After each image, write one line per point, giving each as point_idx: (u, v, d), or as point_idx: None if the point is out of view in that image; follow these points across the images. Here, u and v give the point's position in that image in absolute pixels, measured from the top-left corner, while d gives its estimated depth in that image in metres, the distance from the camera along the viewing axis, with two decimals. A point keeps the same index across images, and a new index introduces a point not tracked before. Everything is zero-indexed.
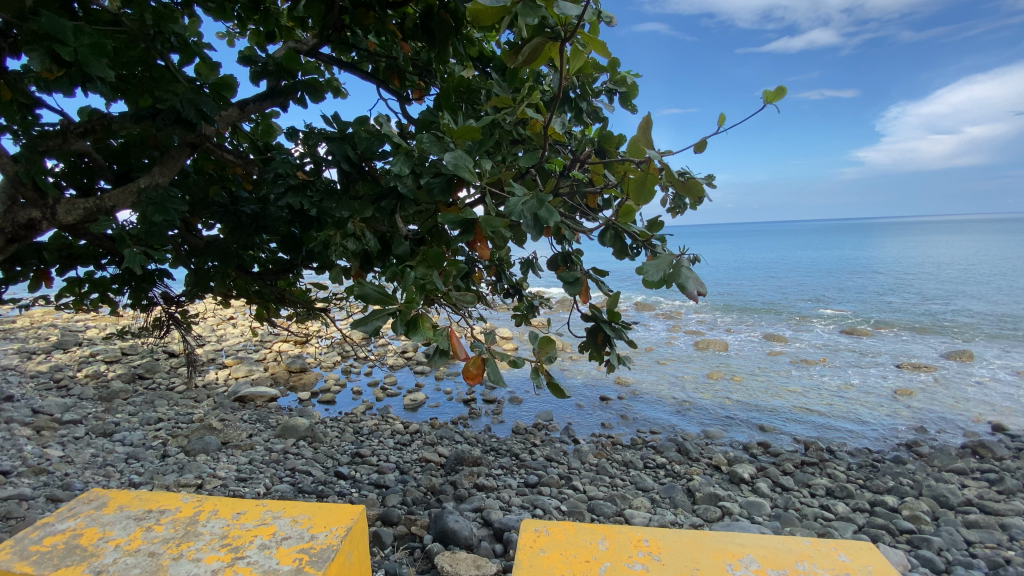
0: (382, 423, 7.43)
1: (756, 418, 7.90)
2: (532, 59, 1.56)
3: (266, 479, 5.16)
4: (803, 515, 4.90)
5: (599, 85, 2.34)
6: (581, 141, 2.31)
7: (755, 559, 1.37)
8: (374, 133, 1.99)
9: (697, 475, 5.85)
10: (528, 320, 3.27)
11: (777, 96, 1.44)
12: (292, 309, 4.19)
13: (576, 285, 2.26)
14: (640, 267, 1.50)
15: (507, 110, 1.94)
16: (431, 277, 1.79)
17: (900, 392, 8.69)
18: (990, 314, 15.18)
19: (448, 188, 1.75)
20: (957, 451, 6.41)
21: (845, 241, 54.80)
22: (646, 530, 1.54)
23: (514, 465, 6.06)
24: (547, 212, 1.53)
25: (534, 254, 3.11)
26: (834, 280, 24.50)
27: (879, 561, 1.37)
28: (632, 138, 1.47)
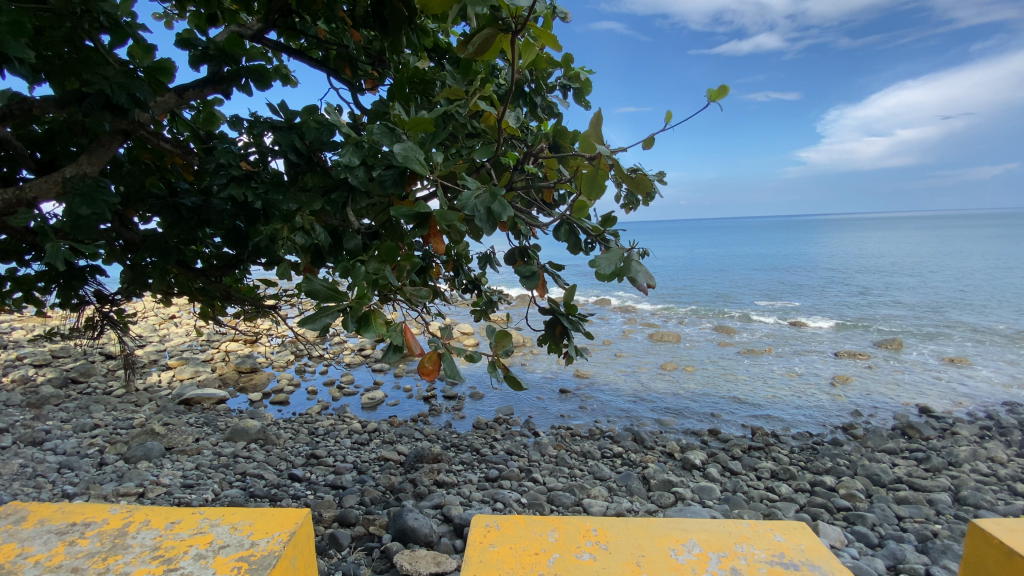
0: (339, 423, 7.25)
1: (707, 406, 8.22)
2: (483, 49, 1.53)
3: (215, 485, 4.94)
4: (750, 497, 5.14)
5: (554, 80, 2.34)
6: (537, 136, 2.30)
7: (698, 543, 1.42)
8: (324, 123, 1.90)
9: (652, 463, 6.04)
10: (487, 315, 3.26)
11: (720, 95, 1.48)
12: (239, 306, 4.01)
13: (531, 279, 2.25)
14: (592, 260, 1.51)
15: (460, 103, 1.92)
16: (383, 272, 1.73)
17: (838, 379, 9.26)
18: (915, 305, 16.42)
19: (401, 180, 1.70)
20: (888, 433, 6.89)
21: (788, 237, 57.79)
22: (595, 520, 1.57)
23: (474, 460, 6.05)
24: (501, 206, 1.51)
25: (491, 248, 3.09)
26: (779, 274, 25.82)
27: (812, 539, 1.44)
28: (583, 133, 1.47)
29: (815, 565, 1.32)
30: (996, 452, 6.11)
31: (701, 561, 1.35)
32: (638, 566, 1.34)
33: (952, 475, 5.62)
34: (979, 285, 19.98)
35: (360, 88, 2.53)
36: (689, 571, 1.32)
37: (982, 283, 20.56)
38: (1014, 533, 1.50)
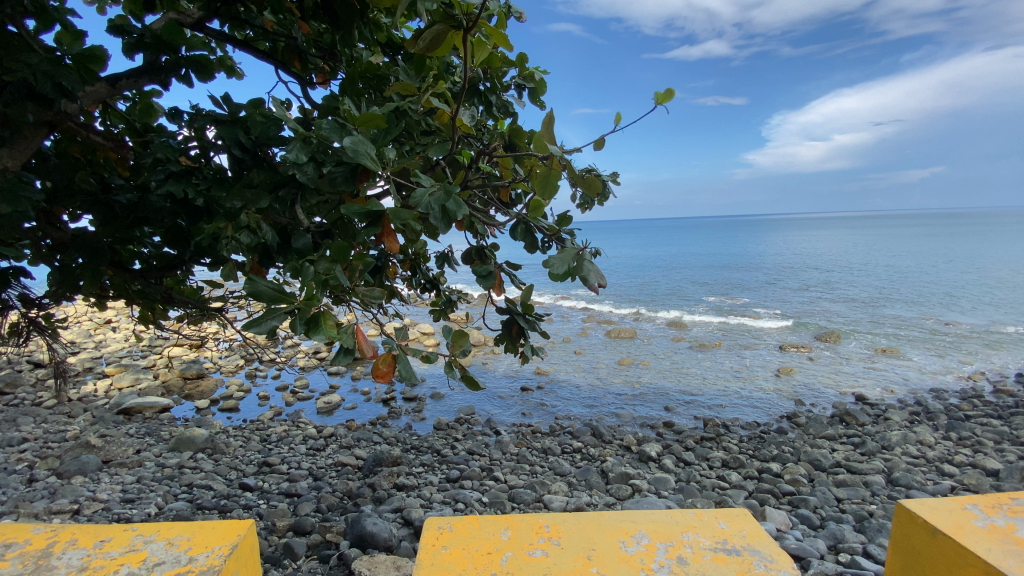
0: (293, 429, 7.01)
1: (662, 399, 8.47)
2: (434, 45, 1.51)
3: (159, 498, 4.66)
4: (703, 486, 5.33)
5: (508, 80, 2.34)
6: (492, 135, 2.29)
7: (647, 534, 1.46)
8: (271, 117, 1.81)
9: (611, 456, 6.16)
10: (446, 315, 3.22)
11: (666, 98, 1.52)
12: (182, 309, 3.80)
13: (489, 279, 2.25)
14: (545, 260, 1.52)
15: (413, 99, 1.88)
16: (334, 272, 1.67)
17: (783, 370, 9.75)
18: (851, 300, 17.50)
19: (352, 177, 1.65)
20: (827, 420, 7.32)
21: (737, 236, 60.34)
22: (548, 516, 1.58)
23: (435, 462, 5.98)
24: (454, 205, 1.49)
25: (449, 248, 3.05)
26: (728, 272, 26.93)
27: (752, 525, 1.50)
28: (536, 133, 1.47)
29: (755, 549, 1.39)
30: (922, 435, 6.59)
31: (649, 551, 1.38)
32: (589, 560, 1.36)
33: (884, 458, 6.01)
34: (907, 281, 21.50)
35: (311, 82, 2.45)
36: (638, 562, 1.35)
37: (909, 278, 22.17)
38: (934, 510, 1.61)
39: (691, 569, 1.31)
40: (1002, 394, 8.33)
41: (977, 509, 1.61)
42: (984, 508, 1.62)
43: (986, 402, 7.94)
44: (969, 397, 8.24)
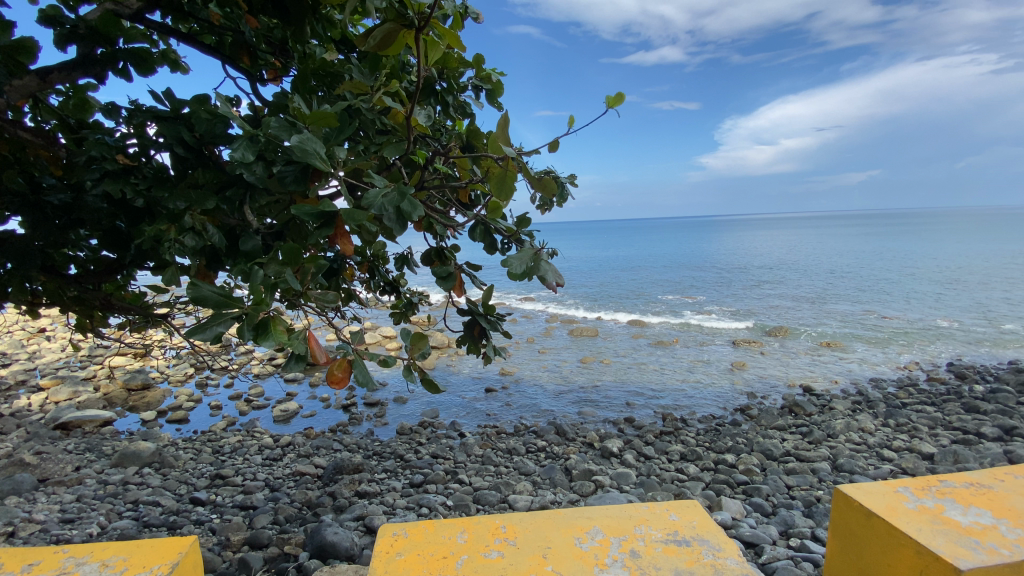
0: (247, 439, 6.74)
1: (623, 395, 8.65)
2: (386, 44, 1.48)
3: (101, 517, 4.38)
4: (663, 479, 5.47)
5: (465, 81, 2.32)
6: (450, 135, 2.27)
7: (601, 530, 1.48)
8: (217, 113, 1.73)
9: (574, 454, 6.24)
10: (407, 318, 3.14)
11: (617, 102, 1.55)
12: (124, 316, 3.58)
13: (449, 280, 2.23)
14: (503, 260, 1.52)
15: (365, 98, 1.84)
16: (285, 275, 1.61)
17: (736, 365, 10.13)
18: (798, 296, 18.40)
19: (303, 177, 1.60)
20: (778, 411, 7.66)
21: (693, 237, 62.34)
22: (504, 517, 1.58)
23: (398, 467, 5.88)
24: (410, 205, 1.46)
25: (409, 249, 3.01)
26: (684, 271, 27.78)
27: (702, 516, 1.55)
28: (491, 134, 1.47)
29: (704, 539, 1.43)
30: (863, 422, 6.98)
31: (603, 546, 1.40)
32: (544, 558, 1.37)
33: (830, 445, 6.34)
34: (848, 278, 22.80)
35: (261, 79, 2.36)
36: (593, 558, 1.36)
37: (850, 275, 23.50)
38: (870, 494, 1.71)
39: (644, 562, 1.34)
40: (933, 382, 8.94)
41: (908, 492, 1.72)
42: (914, 490, 1.73)
43: (920, 390, 8.51)
44: (905, 385, 8.82)
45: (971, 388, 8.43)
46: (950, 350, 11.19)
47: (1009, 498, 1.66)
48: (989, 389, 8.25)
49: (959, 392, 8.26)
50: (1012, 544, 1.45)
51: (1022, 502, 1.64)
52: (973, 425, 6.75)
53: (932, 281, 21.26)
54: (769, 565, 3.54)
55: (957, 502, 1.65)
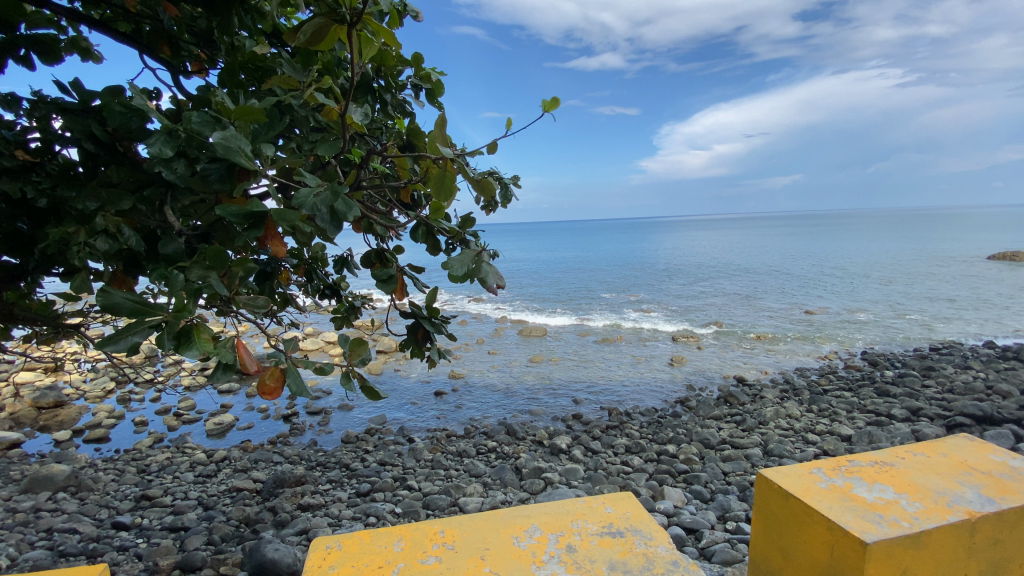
0: (177, 456, 6.29)
1: (570, 392, 8.81)
2: (316, 39, 1.43)
3: (9, 549, 3.95)
4: (609, 472, 5.62)
5: (404, 79, 2.28)
6: (389, 135, 2.22)
7: (539, 527, 1.50)
8: (132, 107, 1.59)
9: (524, 452, 6.28)
10: (349, 322, 3.01)
11: (553, 106, 1.58)
12: (29, 328, 3.24)
13: (390, 282, 2.17)
14: (444, 262, 1.50)
15: (296, 94, 1.76)
16: (210, 279, 1.51)
17: (676, 359, 10.58)
18: (731, 293, 19.49)
19: (229, 175, 1.50)
20: (714, 402, 8.07)
21: (635, 237, 64.53)
22: (443, 521, 1.57)
23: (344, 477, 5.69)
24: (344, 205, 1.41)
25: (349, 251, 2.91)
26: (627, 270, 28.70)
27: (635, 506, 1.60)
28: (430, 134, 1.45)
29: (637, 529, 1.48)
30: (791, 409, 7.48)
31: (541, 543, 1.42)
32: (482, 559, 1.37)
33: (761, 432, 6.73)
34: (776, 275, 24.37)
35: (184, 71, 2.19)
36: (530, 555, 1.38)
37: (777, 273, 25.12)
38: (789, 477, 1.84)
39: (579, 556, 1.37)
40: (850, 369, 9.73)
41: (821, 473, 1.87)
42: (827, 471, 1.88)
43: (839, 377, 9.22)
44: (826, 373, 9.54)
45: (882, 373, 9.23)
46: (864, 340, 12.21)
47: (909, 474, 1.83)
48: (897, 374, 9.07)
49: (872, 378, 9.02)
50: (909, 516, 1.59)
51: (919, 477, 1.81)
52: (885, 407, 7.38)
53: (848, 276, 23.14)
54: (708, 549, 3.72)
55: (864, 480, 1.80)
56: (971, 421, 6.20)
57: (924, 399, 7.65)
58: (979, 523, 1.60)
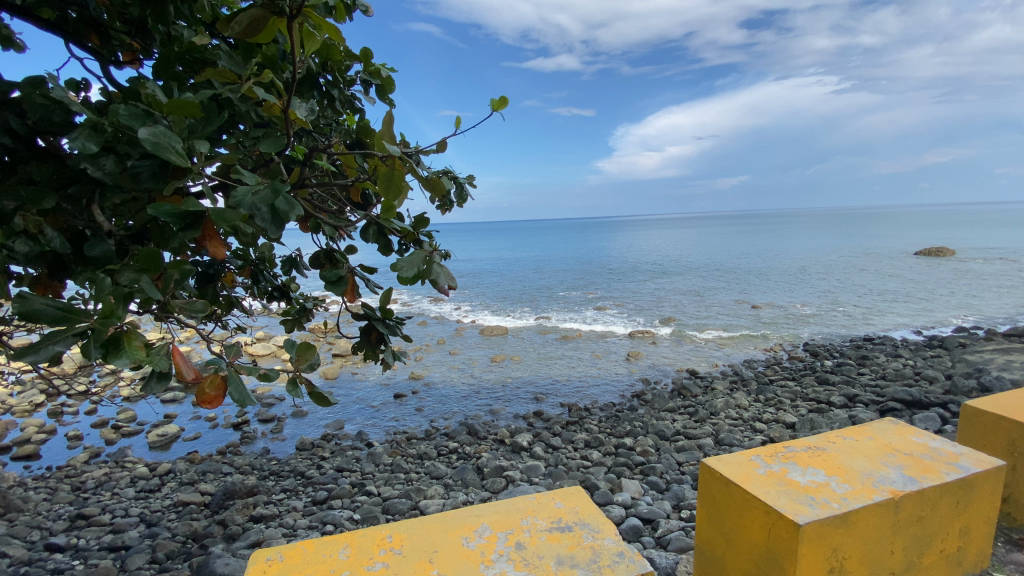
0: (117, 471, 5.90)
1: (531, 390, 8.87)
2: (253, 30, 1.36)
3: None
4: (569, 467, 5.70)
5: (352, 74, 2.22)
6: (338, 132, 2.16)
7: (488, 526, 1.50)
8: (55, 99, 1.47)
9: (485, 452, 6.27)
10: (300, 325, 2.89)
11: (501, 105, 1.58)
12: None
13: (339, 284, 2.11)
14: (393, 263, 1.46)
15: (233, 87, 1.67)
16: (143, 282, 1.40)
17: (633, 355, 10.85)
18: (684, 290, 20.17)
19: (162, 173, 1.41)
20: (669, 395, 8.33)
21: (592, 237, 65.69)
22: (391, 526, 1.54)
23: (299, 485, 5.51)
24: (285, 203, 1.34)
25: (298, 252, 2.80)
26: (585, 269, 29.19)
27: (584, 500, 1.63)
28: (376, 131, 1.41)
29: (585, 522, 1.50)
30: (739, 399, 7.80)
31: (489, 542, 1.42)
32: (430, 563, 1.35)
33: (713, 422, 6.99)
34: (726, 272, 25.39)
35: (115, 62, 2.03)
36: (478, 555, 1.37)
37: (727, 270, 26.17)
38: (729, 465, 1.92)
39: (528, 553, 1.37)
40: (793, 360, 10.26)
41: (759, 460, 1.95)
42: (765, 457, 1.97)
43: (783, 367, 9.71)
44: (772, 364, 10.01)
45: (822, 363, 9.78)
46: (806, 332, 12.92)
47: (838, 457, 1.94)
48: (835, 364, 9.63)
49: (813, 367, 9.55)
50: (839, 497, 1.69)
51: (848, 460, 1.93)
52: (825, 395, 7.81)
53: (791, 272, 24.40)
54: (664, 538, 3.83)
55: (799, 465, 1.89)
56: (901, 406, 6.64)
57: (860, 386, 8.18)
58: (901, 501, 1.71)
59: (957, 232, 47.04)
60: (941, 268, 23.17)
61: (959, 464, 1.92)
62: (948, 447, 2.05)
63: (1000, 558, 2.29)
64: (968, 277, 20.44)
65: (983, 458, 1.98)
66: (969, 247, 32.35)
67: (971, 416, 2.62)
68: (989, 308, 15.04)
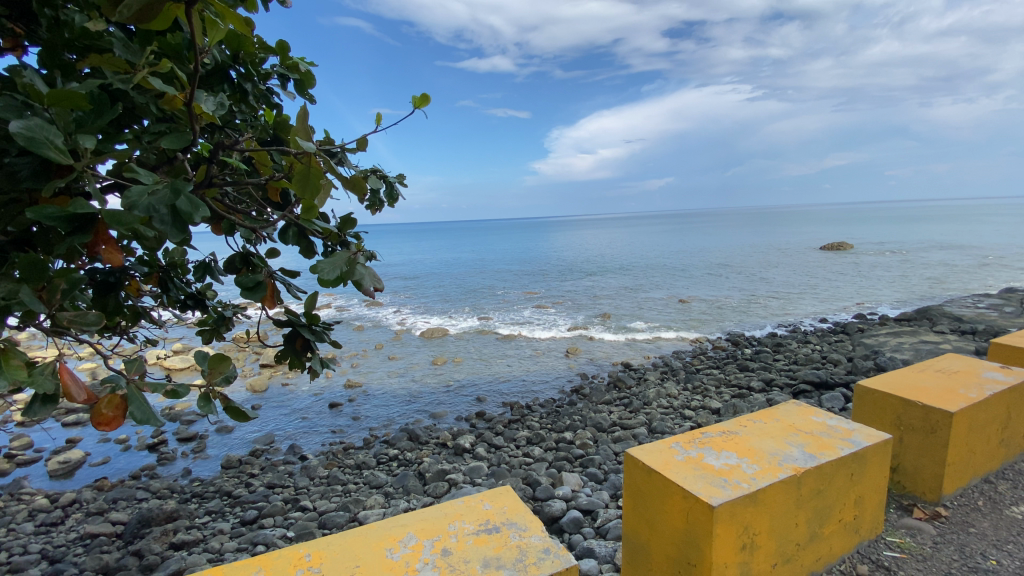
0: (9, 505, 5.24)
1: (472, 391, 8.84)
2: (146, 14, 1.22)
3: None
4: (512, 465, 5.72)
5: (268, 68, 2.08)
6: (254, 128, 2.01)
7: (414, 535, 1.46)
8: None
9: (426, 456, 6.17)
10: (219, 335, 2.68)
11: (422, 103, 1.55)
12: None
13: (257, 290, 1.95)
14: (313, 266, 1.37)
15: (125, 76, 1.49)
16: (21, 295, 1.23)
17: (571, 351, 11.11)
18: (618, 287, 20.93)
19: (43, 173, 1.25)
20: (606, 388, 8.60)
21: (531, 237, 66.56)
22: (309, 544, 1.48)
23: (226, 506, 5.15)
24: (188, 203, 1.19)
25: (213, 257, 2.60)
26: (524, 269, 29.53)
27: (512, 500, 1.64)
28: (290, 126, 1.33)
29: (512, 522, 1.51)
30: (670, 389, 8.20)
31: (415, 551, 1.39)
32: None
33: (646, 411, 7.29)
34: (657, 269, 26.64)
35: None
36: (401, 566, 1.34)
37: (658, 267, 27.43)
38: (651, 453, 2.00)
39: (454, 558, 1.36)
40: (718, 349, 10.93)
41: (679, 446, 2.05)
42: (683, 444, 2.07)
43: (709, 357, 10.32)
44: (698, 354, 10.61)
45: (743, 351, 10.49)
46: (728, 322, 13.80)
47: (749, 440, 2.08)
48: (754, 351, 10.36)
49: (735, 356, 10.23)
50: (749, 477, 1.81)
51: (757, 441, 2.08)
52: (745, 381, 8.38)
53: (714, 268, 25.99)
54: (603, 528, 3.95)
55: (714, 449, 2.01)
56: (811, 388, 7.26)
57: (776, 370, 8.85)
58: (802, 476, 1.86)
59: (855, 229, 52.10)
60: (842, 262, 25.58)
61: (852, 439, 2.12)
62: (843, 424, 2.25)
63: (891, 522, 2.56)
64: (864, 269, 22.73)
65: (872, 432, 2.19)
66: (865, 242, 35.88)
67: (863, 395, 2.91)
68: (881, 295, 16.80)
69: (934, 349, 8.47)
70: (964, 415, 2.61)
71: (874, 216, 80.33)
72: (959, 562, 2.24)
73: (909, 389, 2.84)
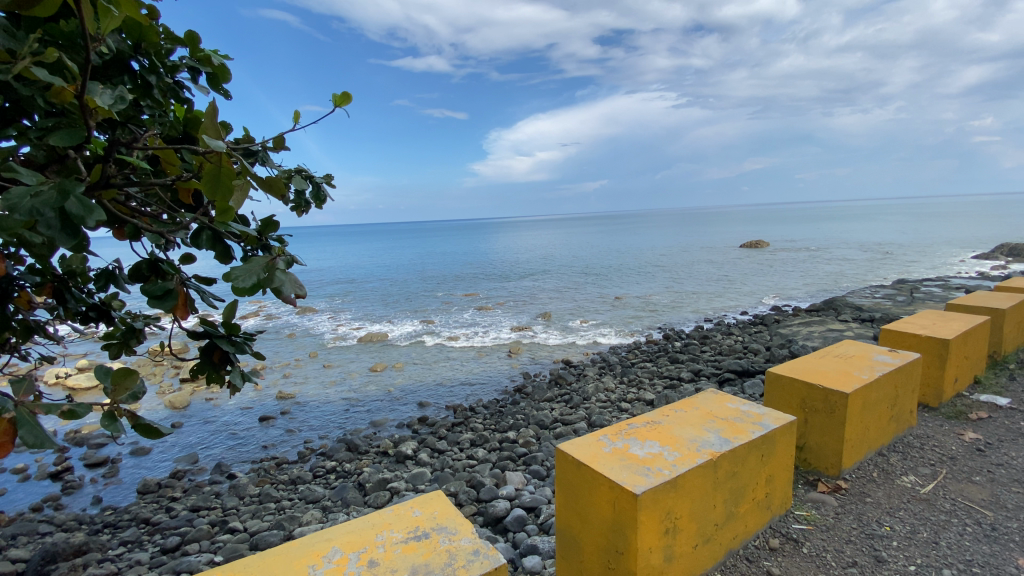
0: None
1: (413, 396, 8.69)
2: None
3: None
4: (455, 469, 5.67)
5: (175, 60, 1.92)
6: (160, 125, 1.85)
7: (339, 549, 1.42)
8: None
9: (366, 466, 5.99)
10: (128, 348, 2.45)
11: (343, 101, 1.50)
12: None
13: (166, 299, 1.79)
14: (227, 273, 1.27)
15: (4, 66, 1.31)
16: None
17: (513, 351, 11.20)
18: (558, 287, 21.40)
19: None
20: (547, 386, 8.74)
21: (471, 239, 66.48)
22: (224, 569, 1.39)
23: (143, 534, 4.74)
24: (79, 206, 1.07)
25: (117, 264, 2.37)
26: (466, 271, 29.45)
27: (443, 505, 1.63)
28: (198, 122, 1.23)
29: (442, 527, 1.50)
30: (608, 383, 8.48)
31: (339, 566, 1.34)
32: None
33: (586, 406, 7.49)
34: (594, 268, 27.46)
35: None
36: None
37: (596, 266, 28.32)
38: (581, 447, 2.05)
39: (379, 569, 1.33)
40: (651, 344, 11.44)
41: (606, 439, 2.12)
42: (611, 436, 2.15)
43: (643, 351, 10.78)
44: (634, 349, 11.05)
45: (674, 344, 11.03)
46: (661, 318, 14.48)
47: (670, 429, 2.19)
48: (684, 344, 10.94)
49: (667, 349, 10.75)
50: (670, 465, 1.90)
51: (678, 430, 2.19)
52: (677, 372, 8.82)
53: (648, 266, 27.19)
54: (546, 523, 4.01)
55: (639, 439, 2.10)
56: (735, 375, 7.77)
57: (704, 361, 9.39)
58: (718, 460, 1.99)
59: (772, 228, 56.23)
60: (761, 258, 27.58)
61: (762, 423, 2.28)
62: (754, 409, 2.42)
63: (800, 498, 2.79)
64: (779, 265, 24.62)
65: (779, 415, 2.38)
66: (781, 240, 38.80)
67: (774, 381, 3.15)
68: (795, 289, 18.25)
69: (839, 336, 9.32)
70: (858, 395, 2.89)
71: (788, 215, 87.20)
72: (857, 530, 2.48)
73: (813, 373, 3.10)
